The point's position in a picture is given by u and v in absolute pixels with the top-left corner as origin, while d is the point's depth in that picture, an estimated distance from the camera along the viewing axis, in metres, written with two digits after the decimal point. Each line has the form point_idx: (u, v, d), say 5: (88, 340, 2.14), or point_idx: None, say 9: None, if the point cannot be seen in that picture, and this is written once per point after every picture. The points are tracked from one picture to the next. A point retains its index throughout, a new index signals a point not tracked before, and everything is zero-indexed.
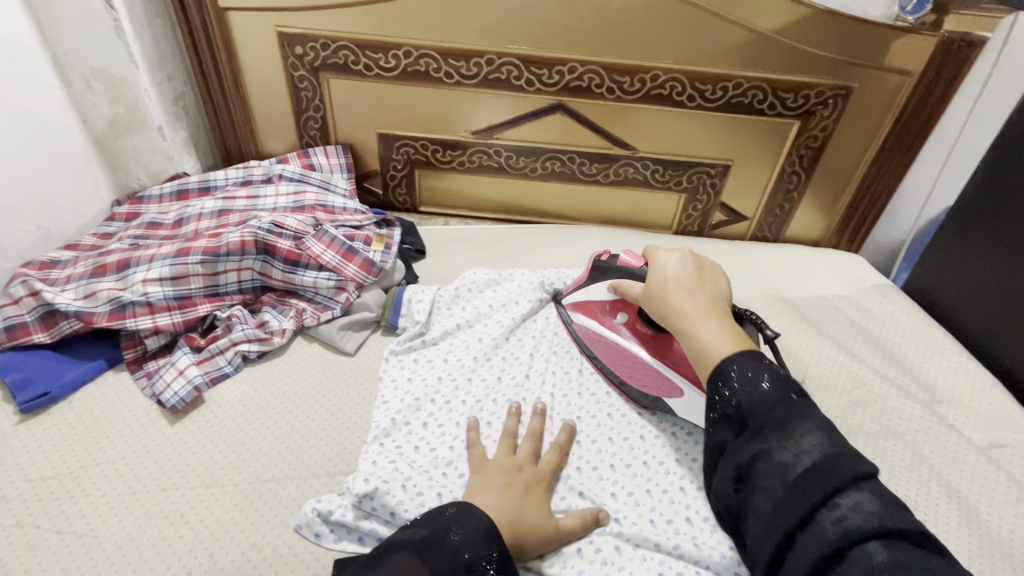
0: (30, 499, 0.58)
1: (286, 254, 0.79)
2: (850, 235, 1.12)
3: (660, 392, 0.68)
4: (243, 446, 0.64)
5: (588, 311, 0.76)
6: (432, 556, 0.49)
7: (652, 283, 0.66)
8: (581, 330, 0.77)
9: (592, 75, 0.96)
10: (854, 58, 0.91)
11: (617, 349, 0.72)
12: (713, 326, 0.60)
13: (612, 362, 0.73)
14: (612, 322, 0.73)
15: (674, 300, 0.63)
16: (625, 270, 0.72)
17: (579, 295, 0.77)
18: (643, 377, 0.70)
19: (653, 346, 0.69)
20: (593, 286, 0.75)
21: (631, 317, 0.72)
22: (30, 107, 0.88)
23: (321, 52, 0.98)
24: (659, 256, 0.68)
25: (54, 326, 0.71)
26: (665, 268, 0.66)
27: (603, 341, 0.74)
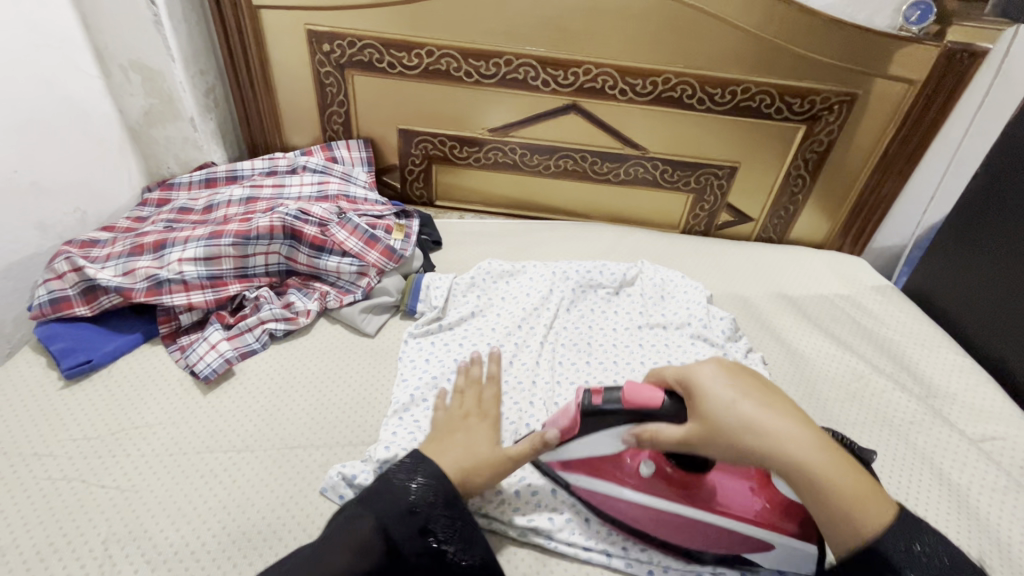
0: (74, 457, 0.62)
1: (311, 240, 0.84)
2: (852, 238, 1.16)
3: (735, 548, 0.57)
4: (271, 417, 0.68)
5: (595, 472, 0.59)
6: (378, 503, 0.52)
7: (738, 429, 0.50)
8: (592, 498, 0.60)
9: (606, 77, 1.00)
10: (859, 66, 0.94)
11: (663, 512, 0.57)
12: (835, 467, 0.49)
13: (654, 528, 0.58)
14: (636, 475, 0.58)
15: (784, 446, 0.49)
16: (638, 411, 0.52)
17: (571, 452, 0.58)
18: (706, 540, 0.57)
19: (698, 499, 0.56)
20: (591, 439, 0.56)
21: (655, 462, 0.57)
22: (73, 95, 0.94)
23: (347, 49, 1.02)
24: (709, 386, 0.52)
25: (95, 301, 0.76)
26: (723, 397, 0.51)
27: (631, 505, 0.58)
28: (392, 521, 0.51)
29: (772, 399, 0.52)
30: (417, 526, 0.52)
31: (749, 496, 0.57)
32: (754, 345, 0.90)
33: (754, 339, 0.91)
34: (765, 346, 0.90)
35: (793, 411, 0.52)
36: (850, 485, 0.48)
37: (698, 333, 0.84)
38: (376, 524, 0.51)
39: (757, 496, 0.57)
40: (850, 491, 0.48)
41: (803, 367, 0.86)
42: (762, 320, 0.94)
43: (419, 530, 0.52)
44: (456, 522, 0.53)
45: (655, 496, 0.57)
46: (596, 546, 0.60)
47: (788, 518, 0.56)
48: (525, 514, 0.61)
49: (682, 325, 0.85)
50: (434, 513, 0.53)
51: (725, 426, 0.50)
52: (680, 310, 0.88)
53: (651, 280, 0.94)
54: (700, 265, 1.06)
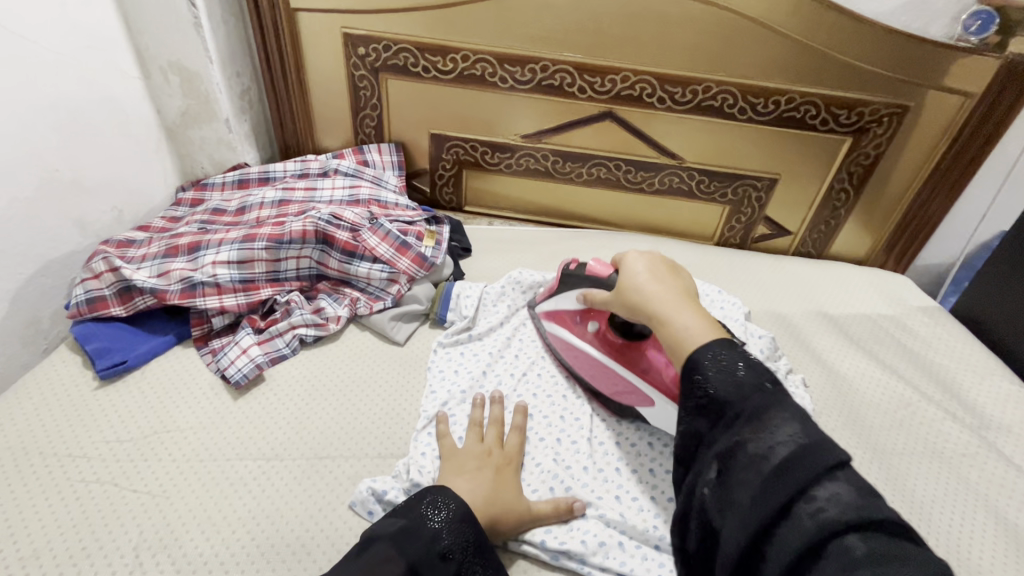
0: (107, 459, 0.62)
1: (343, 245, 0.83)
2: (896, 255, 1.11)
3: (632, 399, 0.68)
4: (301, 425, 0.68)
5: (561, 321, 0.76)
6: (411, 544, 0.50)
7: (623, 281, 0.63)
8: (557, 341, 0.77)
9: (645, 85, 0.97)
10: (912, 77, 0.90)
11: (589, 356, 0.72)
12: (691, 314, 0.56)
13: (581, 367, 0.74)
14: (583, 328, 0.73)
15: (645, 295, 0.59)
16: (594, 279, 0.69)
17: (552, 305, 0.78)
18: (615, 385, 0.70)
19: (619, 352, 0.69)
20: (562, 297, 0.75)
21: (601, 324, 0.71)
22: (114, 95, 0.95)
23: (382, 53, 1.02)
24: (630, 260, 0.64)
25: (130, 301, 0.76)
26: (632, 266, 0.63)
27: (573, 350, 0.74)
28: (424, 563, 0.49)
29: (669, 277, 0.62)
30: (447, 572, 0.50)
31: (664, 368, 0.65)
32: (794, 365, 0.87)
33: (793, 359, 0.87)
34: (805, 366, 0.86)
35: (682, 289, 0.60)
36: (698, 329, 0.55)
37: None
38: (407, 566, 0.48)
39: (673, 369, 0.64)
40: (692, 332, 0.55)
41: (846, 391, 0.83)
42: (802, 340, 0.91)
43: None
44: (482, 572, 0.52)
45: (590, 345, 0.72)
46: (632, 572, 0.57)
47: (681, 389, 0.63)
48: (556, 535, 0.59)
49: None
50: (463, 561, 0.51)
51: (621, 284, 0.63)
52: None
53: None
54: (736, 280, 1.03)
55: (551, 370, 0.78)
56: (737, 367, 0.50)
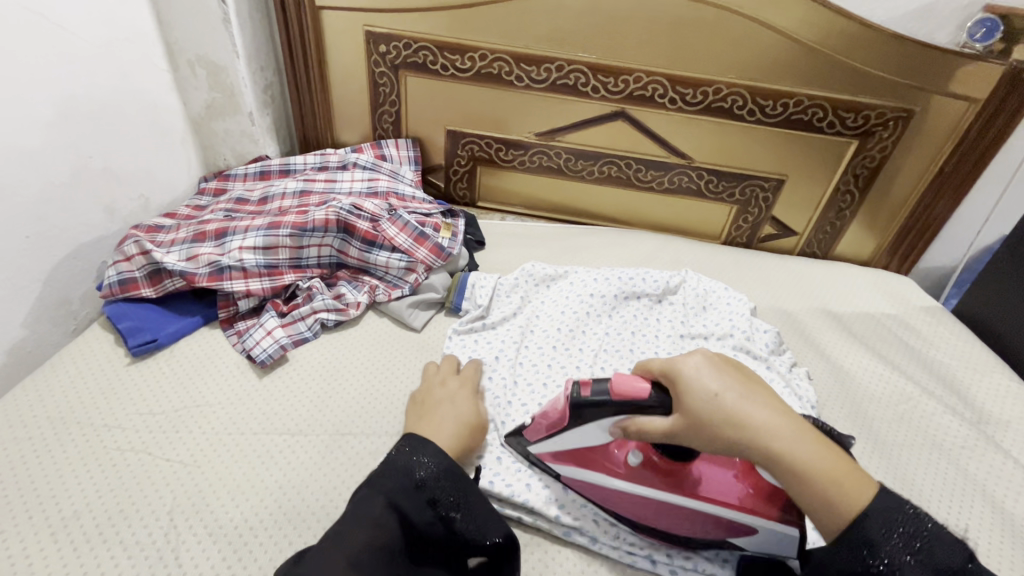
0: (140, 430, 0.65)
1: (364, 235, 0.86)
2: (899, 257, 1.14)
3: (719, 533, 0.57)
4: (323, 404, 0.71)
5: (582, 461, 0.61)
6: (385, 482, 0.53)
7: (706, 417, 0.50)
8: (581, 486, 0.62)
9: (657, 85, 1.00)
10: (917, 82, 0.93)
11: (641, 499, 0.58)
12: (805, 440, 0.49)
13: (633, 513, 0.60)
14: (623, 464, 0.59)
15: (750, 425, 0.49)
16: (625, 402, 0.54)
17: (557, 444, 0.61)
18: (689, 525, 0.58)
19: (682, 486, 0.57)
20: (579, 431, 0.58)
21: (642, 452, 0.59)
22: (146, 88, 0.99)
23: (403, 51, 1.05)
24: (695, 378, 0.52)
25: (160, 283, 0.79)
26: (703, 381, 0.52)
27: (617, 494, 0.60)
28: (400, 495, 0.52)
29: (751, 387, 0.53)
30: (424, 499, 0.53)
31: (733, 484, 0.57)
32: (798, 359, 0.89)
33: (798, 353, 0.90)
34: (809, 361, 0.89)
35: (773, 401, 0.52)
36: (830, 470, 0.48)
37: (742, 345, 0.83)
38: (386, 501, 0.52)
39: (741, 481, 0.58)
40: (829, 474, 0.48)
41: (848, 386, 0.85)
42: (806, 336, 0.93)
43: (427, 502, 0.53)
44: (459, 489, 0.55)
45: (639, 485, 0.58)
46: (641, 552, 0.60)
47: (773, 504, 0.55)
48: (569, 512, 0.62)
49: (725, 337, 0.85)
50: (438, 485, 0.54)
51: (707, 419, 0.50)
52: (723, 321, 0.88)
53: (695, 289, 0.94)
54: (742, 276, 1.06)
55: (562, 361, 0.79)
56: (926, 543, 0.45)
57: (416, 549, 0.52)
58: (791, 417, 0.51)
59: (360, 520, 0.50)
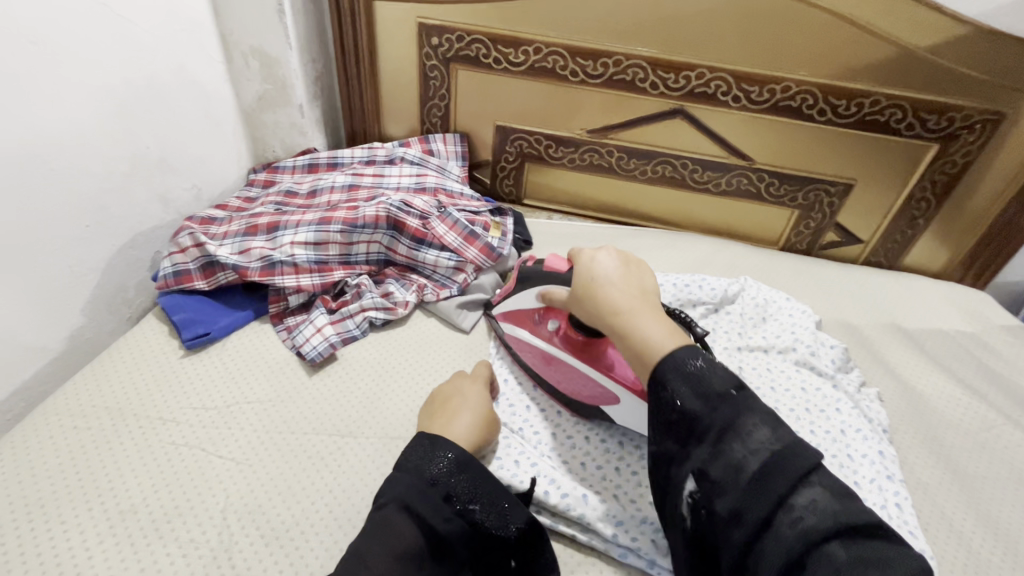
0: (195, 425, 0.65)
1: (413, 232, 0.84)
2: (976, 271, 1.06)
3: (596, 400, 0.68)
4: (373, 404, 0.69)
5: (520, 321, 0.76)
6: (397, 486, 0.51)
7: (581, 281, 0.61)
8: (515, 342, 0.76)
9: (720, 82, 0.95)
10: (1011, 82, 0.86)
11: (551, 358, 0.72)
12: (654, 322, 0.54)
13: (543, 369, 0.73)
14: (544, 331, 0.72)
15: (606, 297, 0.58)
16: (551, 274, 0.70)
17: (511, 302, 0.78)
18: (579, 384, 0.69)
19: (580, 354, 0.69)
20: (522, 296, 0.75)
21: (562, 324, 0.71)
22: (201, 79, 0.99)
23: (455, 44, 1.03)
24: (587, 256, 0.63)
25: (212, 276, 0.79)
26: (589, 260, 0.62)
27: (535, 350, 0.73)
28: (415, 498, 0.50)
29: (632, 271, 0.61)
30: (440, 495, 0.51)
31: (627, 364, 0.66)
32: (866, 379, 0.83)
33: (865, 372, 0.84)
34: (879, 381, 0.83)
35: (641, 286, 0.59)
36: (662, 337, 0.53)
37: (805, 362, 0.79)
38: (402, 505, 0.50)
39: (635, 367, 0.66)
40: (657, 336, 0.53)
41: (921, 409, 0.79)
42: (875, 354, 0.87)
43: (443, 497, 0.51)
44: (474, 483, 0.53)
45: (554, 348, 0.71)
46: None
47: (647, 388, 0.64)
48: (628, 530, 0.60)
49: (787, 351, 0.80)
50: (453, 482, 0.52)
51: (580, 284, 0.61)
52: (783, 333, 0.83)
53: (754, 299, 0.89)
54: (803, 286, 1.00)
55: None
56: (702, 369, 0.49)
57: (441, 555, 0.50)
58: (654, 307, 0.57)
59: (380, 535, 0.48)
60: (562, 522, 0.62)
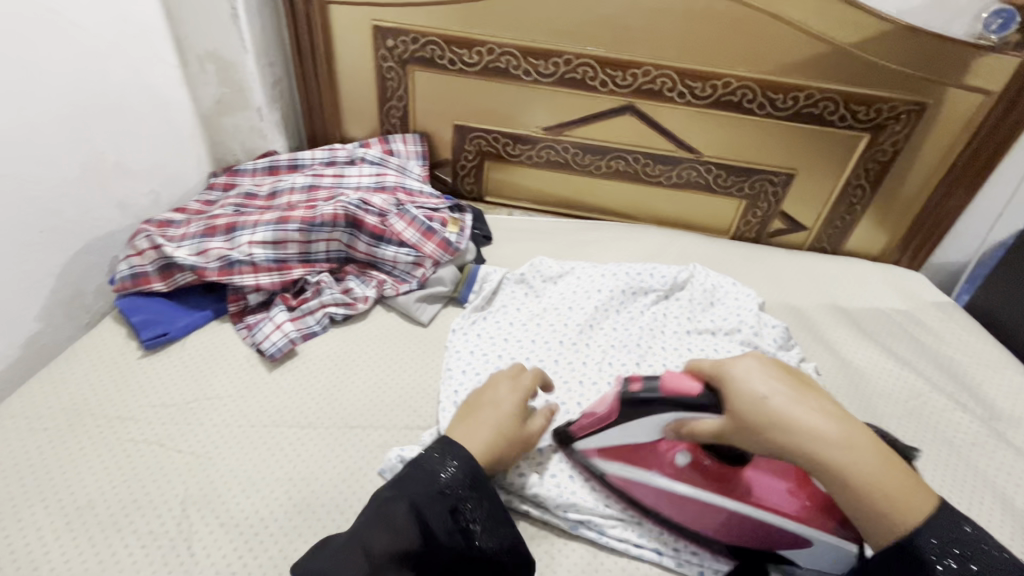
0: (153, 422, 0.65)
1: (372, 229, 0.86)
2: (911, 253, 1.12)
3: (768, 542, 0.57)
4: (332, 396, 0.71)
5: (628, 456, 0.61)
6: (409, 486, 0.52)
7: (751, 412, 0.48)
8: (626, 483, 0.62)
9: (666, 79, 0.99)
10: (931, 74, 0.92)
11: (684, 500, 0.59)
12: (844, 449, 0.46)
13: (677, 514, 0.59)
14: (668, 468, 0.59)
15: (788, 424, 0.47)
16: (676, 399, 0.54)
17: (603, 436, 0.61)
18: (739, 528, 0.57)
19: (733, 492, 0.57)
20: (628, 425, 0.59)
21: (692, 454, 0.58)
22: (156, 84, 0.99)
23: (411, 46, 1.05)
24: (740, 378, 0.50)
25: (171, 277, 0.80)
26: (750, 382, 0.50)
27: (658, 491, 0.60)
28: (423, 501, 0.51)
29: (808, 392, 0.50)
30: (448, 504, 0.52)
31: (784, 491, 0.56)
32: (806, 355, 0.89)
33: (806, 349, 0.89)
34: (817, 356, 0.88)
35: (830, 406, 0.49)
36: (882, 484, 0.45)
37: (749, 341, 0.83)
38: (409, 505, 0.51)
39: (794, 492, 0.56)
40: (881, 487, 0.45)
41: (857, 381, 0.84)
42: (816, 332, 0.93)
43: (449, 508, 0.52)
44: (480, 501, 0.54)
45: (688, 488, 0.58)
46: (648, 543, 0.61)
47: (831, 517, 0.54)
48: (578, 505, 0.63)
49: (732, 332, 0.84)
50: (461, 496, 0.53)
51: (743, 410, 0.49)
52: (729, 314, 0.87)
53: (702, 285, 0.93)
54: (750, 271, 1.05)
55: (568, 358, 0.79)
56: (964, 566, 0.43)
57: (426, 560, 0.50)
58: (855, 427, 0.47)
59: (381, 526, 0.50)
60: (516, 498, 0.64)
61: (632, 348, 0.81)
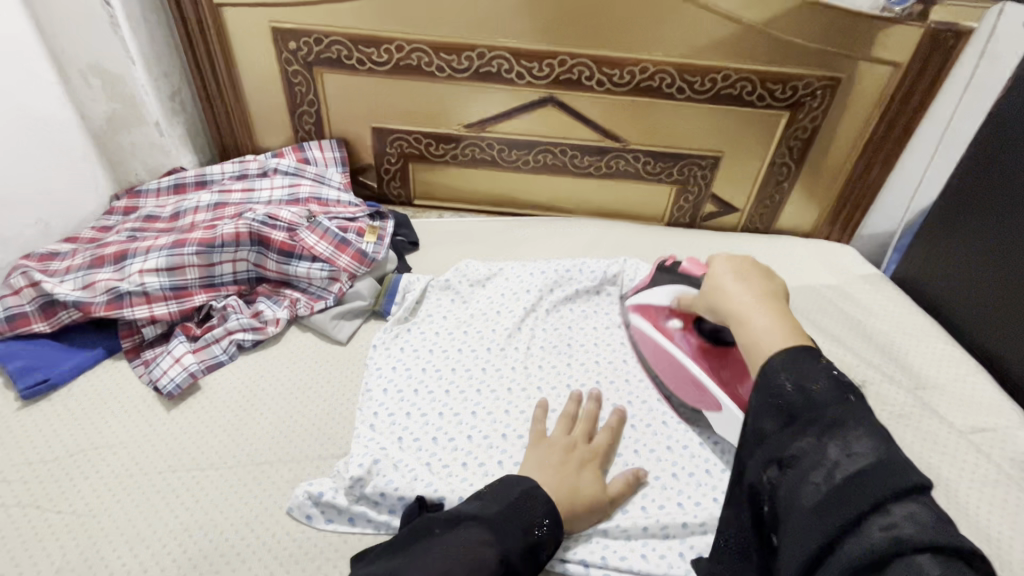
0: (31, 482, 0.60)
1: (280, 246, 0.81)
2: (840, 227, 1.13)
3: (702, 401, 0.69)
4: (238, 430, 0.66)
5: (648, 314, 0.76)
6: (503, 530, 0.52)
7: (704, 284, 0.65)
8: (638, 332, 0.77)
9: (582, 68, 0.97)
10: (840, 49, 0.92)
11: (665, 348, 0.73)
12: (764, 322, 0.55)
13: (659, 364, 0.74)
14: (665, 325, 0.74)
15: (724, 293, 0.61)
16: (689, 275, 0.77)
17: (642, 295, 0.79)
18: (688, 382, 0.70)
19: (705, 360, 0.70)
20: (655, 289, 0.77)
21: (689, 322, 0.73)
22: (35, 105, 0.91)
23: (314, 47, 0.99)
24: (717, 266, 0.65)
25: (54, 316, 0.73)
26: (716, 268, 0.65)
27: (654, 341, 0.75)
28: (514, 551, 0.51)
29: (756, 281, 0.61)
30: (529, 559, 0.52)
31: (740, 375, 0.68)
32: None
33: None
34: None
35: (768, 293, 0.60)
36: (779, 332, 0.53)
37: None
38: (499, 553, 0.50)
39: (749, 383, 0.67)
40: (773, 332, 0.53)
41: None
42: None
43: (529, 561, 0.52)
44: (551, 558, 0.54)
45: (675, 345, 0.72)
46: (575, 556, 0.58)
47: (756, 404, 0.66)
48: None
49: None
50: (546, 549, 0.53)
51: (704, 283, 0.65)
52: None
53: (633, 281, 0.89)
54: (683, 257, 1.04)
55: (495, 364, 0.75)
56: (817, 381, 0.46)
57: None
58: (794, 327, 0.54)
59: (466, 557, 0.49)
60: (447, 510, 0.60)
61: (561, 349, 0.79)
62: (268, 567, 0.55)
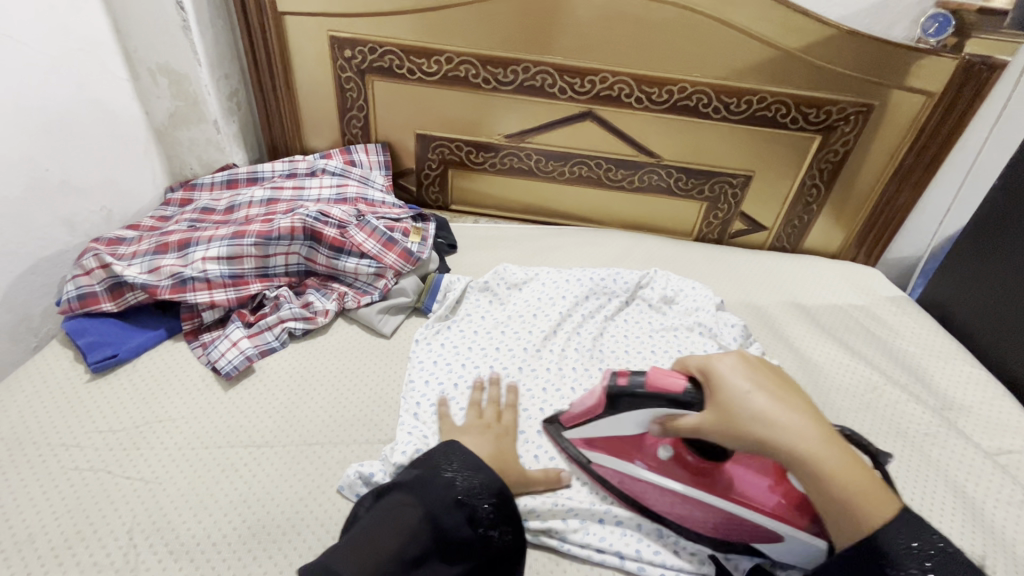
0: (101, 449, 0.64)
1: (331, 241, 0.85)
2: (867, 249, 1.15)
3: (744, 536, 0.58)
4: (290, 414, 0.70)
5: (613, 448, 0.64)
6: (425, 492, 0.53)
7: (724, 408, 0.53)
8: (609, 474, 0.64)
9: (623, 85, 1.01)
10: (874, 77, 0.95)
11: (665, 489, 0.61)
12: (835, 453, 0.49)
13: (667, 509, 0.61)
14: (650, 455, 0.62)
15: (772, 420, 0.51)
16: (662, 395, 0.56)
17: (592, 429, 0.64)
18: (716, 518, 0.59)
19: (713, 484, 0.59)
20: (613, 418, 0.61)
21: (674, 448, 0.61)
22: (108, 99, 0.97)
23: (368, 56, 1.04)
24: (724, 372, 0.55)
25: (121, 297, 0.77)
26: (732, 380, 0.54)
27: (648, 484, 0.62)
28: (439, 510, 0.52)
29: (787, 394, 0.54)
30: (465, 515, 0.52)
31: (760, 486, 0.58)
32: (767, 352, 0.90)
33: (766, 346, 0.91)
34: (777, 353, 0.90)
35: (806, 407, 0.53)
36: (848, 470, 0.49)
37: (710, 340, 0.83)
38: (422, 513, 0.51)
39: (771, 490, 0.58)
40: (846, 473, 0.49)
41: (817, 378, 0.86)
42: (776, 328, 0.95)
43: (467, 518, 0.52)
44: (498, 513, 0.54)
45: (670, 478, 0.60)
46: (610, 547, 0.60)
47: (804, 515, 0.56)
48: (538, 514, 0.62)
49: (692, 328, 0.85)
50: (478, 506, 0.53)
51: (724, 405, 0.53)
52: (687, 315, 0.88)
53: (662, 290, 0.92)
54: (713, 272, 1.07)
55: (532, 364, 0.78)
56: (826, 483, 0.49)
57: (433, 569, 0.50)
58: (824, 425, 0.52)
59: (387, 521, 0.51)
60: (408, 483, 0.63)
61: (595, 352, 0.82)
62: (321, 539, 0.58)
